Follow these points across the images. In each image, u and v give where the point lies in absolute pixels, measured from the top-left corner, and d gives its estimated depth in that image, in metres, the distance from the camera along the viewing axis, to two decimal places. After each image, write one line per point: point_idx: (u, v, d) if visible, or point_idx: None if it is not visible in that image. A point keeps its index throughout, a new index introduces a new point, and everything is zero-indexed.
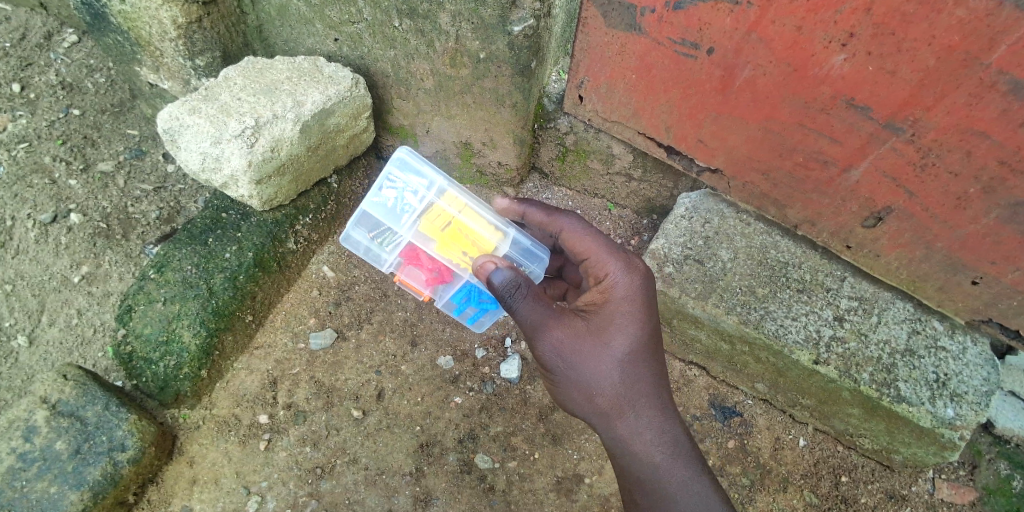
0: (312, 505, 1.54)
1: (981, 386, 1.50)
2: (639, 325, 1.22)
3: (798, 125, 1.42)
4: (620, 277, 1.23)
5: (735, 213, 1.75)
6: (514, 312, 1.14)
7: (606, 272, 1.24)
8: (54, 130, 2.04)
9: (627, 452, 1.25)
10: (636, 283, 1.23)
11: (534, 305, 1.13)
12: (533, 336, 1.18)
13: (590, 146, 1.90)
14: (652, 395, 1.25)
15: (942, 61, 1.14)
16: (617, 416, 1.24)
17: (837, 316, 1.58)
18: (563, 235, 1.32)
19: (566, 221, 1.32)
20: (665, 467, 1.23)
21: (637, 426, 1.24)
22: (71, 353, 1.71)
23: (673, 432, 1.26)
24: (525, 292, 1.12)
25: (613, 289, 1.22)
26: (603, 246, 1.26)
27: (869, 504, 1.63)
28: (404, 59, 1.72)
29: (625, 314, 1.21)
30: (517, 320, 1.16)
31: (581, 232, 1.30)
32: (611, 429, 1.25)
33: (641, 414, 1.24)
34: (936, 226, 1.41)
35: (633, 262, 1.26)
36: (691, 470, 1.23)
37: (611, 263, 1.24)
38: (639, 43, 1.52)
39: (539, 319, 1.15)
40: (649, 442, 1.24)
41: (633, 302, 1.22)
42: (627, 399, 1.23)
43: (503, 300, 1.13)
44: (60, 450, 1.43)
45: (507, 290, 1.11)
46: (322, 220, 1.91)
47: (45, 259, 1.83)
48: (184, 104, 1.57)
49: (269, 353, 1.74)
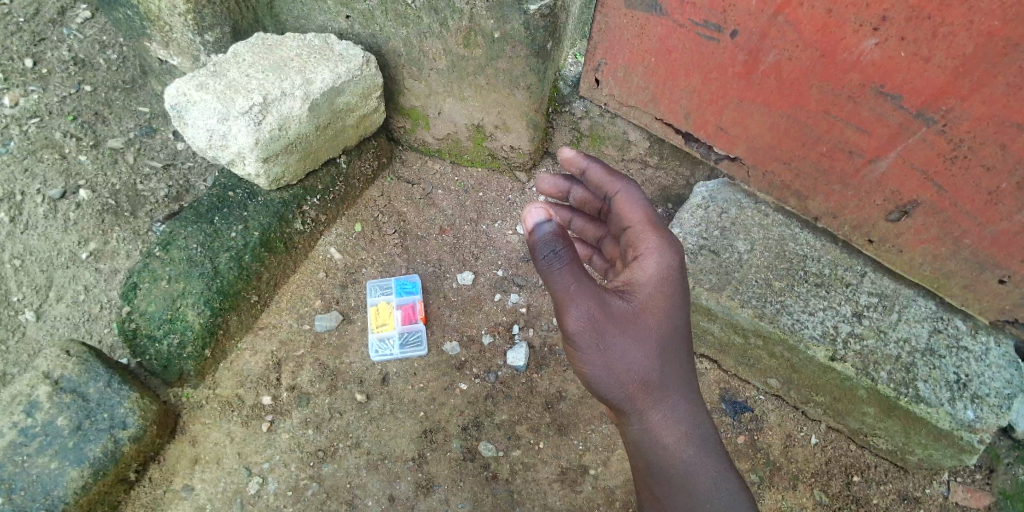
0: (314, 488, 1.52)
1: (1003, 389, 1.44)
2: (673, 305, 1.16)
3: (824, 113, 1.37)
4: (660, 251, 1.17)
5: (753, 203, 1.69)
6: (548, 273, 1.05)
7: (645, 243, 1.18)
8: (65, 106, 2.02)
9: (654, 443, 1.15)
10: (674, 261, 1.18)
11: (570, 266, 1.04)
12: (564, 305, 1.07)
13: (605, 131, 1.84)
14: (683, 383, 1.17)
15: (980, 48, 1.08)
16: (647, 402, 1.14)
17: (855, 312, 1.53)
18: (616, 197, 1.26)
19: (623, 184, 1.27)
20: (694, 462, 1.12)
21: (667, 413, 1.14)
22: (78, 329, 1.71)
23: (703, 427, 1.16)
24: (565, 250, 1.03)
25: (650, 261, 1.16)
26: (649, 216, 1.22)
27: (882, 506, 1.58)
28: (416, 37, 1.68)
29: (661, 291, 1.15)
30: (549, 284, 1.06)
31: (634, 198, 1.25)
32: (639, 416, 1.15)
33: (671, 401, 1.15)
34: (965, 222, 1.35)
35: (674, 238, 1.20)
36: (722, 468, 1.12)
37: (653, 237, 1.19)
38: (660, 25, 1.47)
39: (574, 284, 1.04)
40: (679, 434, 1.14)
41: (672, 281, 1.16)
42: (659, 383, 1.14)
43: (543, 257, 1.04)
44: (61, 426, 1.43)
45: (546, 245, 1.03)
46: (330, 200, 1.88)
47: (54, 234, 1.81)
48: (193, 79, 1.54)
49: (273, 333, 1.73)
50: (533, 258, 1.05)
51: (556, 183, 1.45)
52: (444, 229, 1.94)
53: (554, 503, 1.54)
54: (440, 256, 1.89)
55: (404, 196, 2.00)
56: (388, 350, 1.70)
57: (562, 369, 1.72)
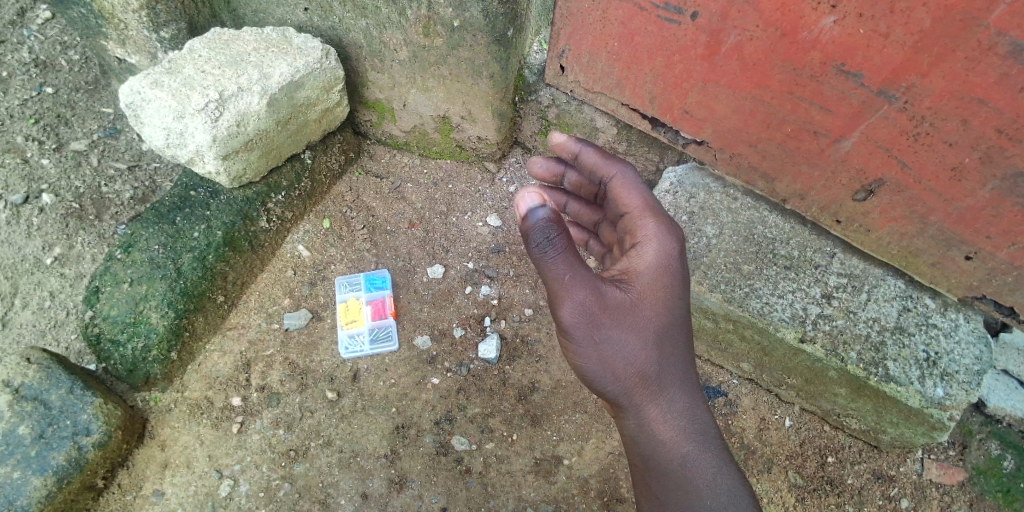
0: (286, 488, 1.51)
1: (972, 365, 1.45)
2: (671, 296, 1.13)
3: (788, 93, 1.35)
4: (659, 238, 1.14)
5: (722, 187, 1.68)
6: (541, 261, 1.02)
7: (643, 230, 1.16)
8: (27, 109, 1.96)
9: (651, 437, 1.13)
10: (673, 248, 1.15)
11: (566, 255, 1.01)
12: (557, 295, 1.05)
13: (573, 119, 1.83)
14: (681, 375, 1.16)
15: (938, 22, 1.07)
16: (643, 395, 1.13)
17: (824, 293, 1.53)
18: (611, 183, 1.24)
19: (621, 168, 1.24)
20: (693, 457, 1.10)
21: (664, 407, 1.13)
22: (44, 336, 1.67)
23: (701, 420, 1.15)
24: (559, 237, 1.00)
25: (649, 249, 1.13)
26: (647, 201, 1.19)
27: (856, 486, 1.59)
28: (376, 29, 1.65)
29: (661, 280, 1.12)
30: (542, 272, 1.03)
31: (630, 183, 1.22)
32: (636, 411, 1.14)
33: (670, 395, 1.14)
34: (929, 199, 1.35)
35: (673, 224, 1.18)
36: (722, 463, 1.10)
37: (651, 224, 1.16)
38: (621, 8, 1.44)
39: (568, 273, 1.02)
40: (677, 428, 1.13)
41: (671, 270, 1.13)
42: (656, 376, 1.13)
43: (539, 246, 1.01)
44: (22, 435, 1.40)
45: (540, 231, 0.99)
46: (296, 197, 1.85)
47: (17, 241, 1.77)
48: (147, 77, 1.51)
49: (242, 333, 1.71)
50: (526, 245, 1.03)
51: (550, 166, 1.44)
52: (413, 222, 1.92)
53: (529, 494, 1.53)
54: (410, 250, 1.87)
55: (373, 190, 1.98)
56: (357, 347, 1.69)
57: (534, 360, 1.71)
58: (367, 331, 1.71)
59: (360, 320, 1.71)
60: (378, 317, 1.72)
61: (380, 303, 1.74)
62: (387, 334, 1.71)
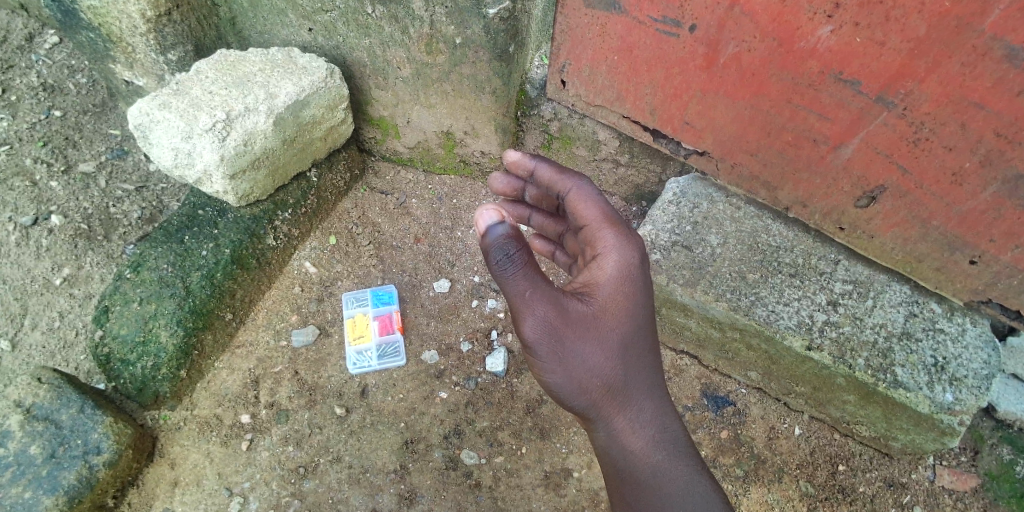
0: (296, 505, 1.51)
1: (980, 370, 1.44)
2: (635, 305, 1.13)
3: (786, 102, 1.37)
4: (618, 249, 1.13)
5: (725, 197, 1.70)
6: (502, 278, 1.01)
7: (603, 241, 1.14)
8: (35, 132, 1.99)
9: (621, 448, 1.13)
10: (633, 258, 1.13)
11: (525, 270, 1.00)
12: (520, 311, 1.03)
13: (575, 132, 1.84)
14: (647, 384, 1.15)
15: (933, 29, 1.08)
16: (610, 407, 1.11)
17: (830, 301, 1.53)
18: (568, 196, 1.21)
19: (578, 182, 1.21)
20: (664, 466, 1.11)
21: (633, 418, 1.13)
22: (54, 357, 1.68)
23: (670, 429, 1.15)
24: (518, 253, 1.00)
25: (608, 261, 1.12)
26: (605, 212, 1.17)
27: (867, 493, 1.58)
28: (379, 47, 1.68)
29: (622, 291, 1.11)
30: (503, 289, 1.03)
31: (586, 195, 1.19)
32: (605, 423, 1.13)
33: (637, 406, 1.13)
34: (932, 203, 1.35)
35: (632, 233, 1.16)
36: (691, 469, 1.12)
37: (608, 235, 1.15)
38: (620, 23, 1.46)
39: (529, 289, 1.01)
40: (647, 438, 1.13)
41: (631, 281, 1.12)
42: (623, 387, 1.12)
43: (498, 263, 1.00)
44: (33, 455, 1.41)
45: (499, 248, 0.99)
46: (302, 214, 1.87)
47: (26, 262, 1.78)
48: (155, 98, 1.53)
49: (250, 352, 1.71)
50: (486, 261, 1.03)
51: (509, 181, 1.39)
52: (418, 237, 1.94)
53: (539, 507, 1.53)
54: (416, 265, 1.89)
55: (378, 207, 2.00)
56: (366, 362, 1.69)
57: None
58: (375, 345, 1.71)
59: (368, 335, 1.72)
60: (385, 332, 1.73)
61: (387, 317, 1.75)
62: (394, 347, 1.72)
